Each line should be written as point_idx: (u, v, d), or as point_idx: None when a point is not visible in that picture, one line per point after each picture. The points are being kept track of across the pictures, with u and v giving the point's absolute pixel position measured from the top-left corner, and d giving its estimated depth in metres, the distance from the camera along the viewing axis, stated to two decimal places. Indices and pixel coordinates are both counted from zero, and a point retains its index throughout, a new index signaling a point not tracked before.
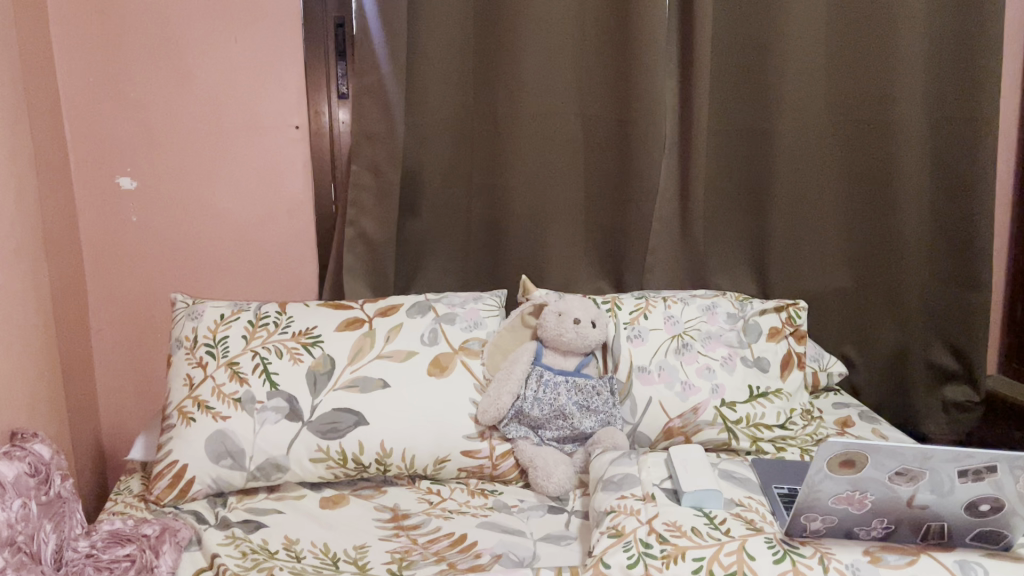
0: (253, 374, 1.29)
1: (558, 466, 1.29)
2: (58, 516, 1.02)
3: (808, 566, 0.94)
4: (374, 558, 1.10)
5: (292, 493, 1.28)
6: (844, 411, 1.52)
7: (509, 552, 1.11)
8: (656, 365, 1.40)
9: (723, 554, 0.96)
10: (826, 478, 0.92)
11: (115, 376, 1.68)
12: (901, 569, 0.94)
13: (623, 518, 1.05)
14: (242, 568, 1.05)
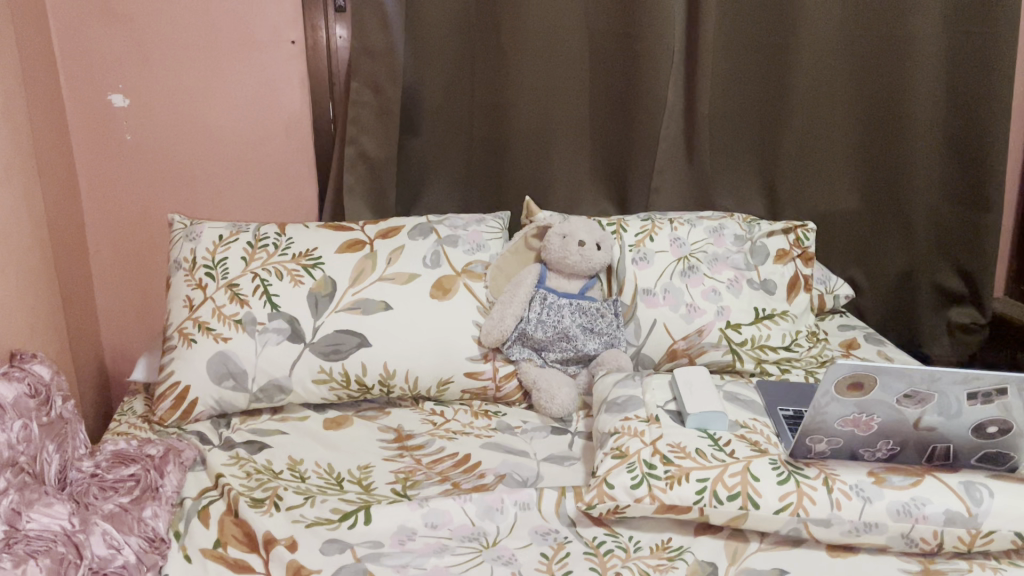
0: (253, 296, 1.27)
1: (562, 388, 1.28)
2: (61, 437, 1.02)
3: (813, 487, 0.95)
4: (378, 478, 1.10)
5: (296, 415, 1.28)
6: (850, 333, 1.51)
7: (513, 472, 1.12)
8: (661, 288, 1.38)
9: (727, 475, 0.96)
10: (832, 401, 0.91)
11: (115, 298, 1.67)
12: (906, 491, 0.94)
13: (627, 439, 1.04)
14: (247, 487, 1.06)
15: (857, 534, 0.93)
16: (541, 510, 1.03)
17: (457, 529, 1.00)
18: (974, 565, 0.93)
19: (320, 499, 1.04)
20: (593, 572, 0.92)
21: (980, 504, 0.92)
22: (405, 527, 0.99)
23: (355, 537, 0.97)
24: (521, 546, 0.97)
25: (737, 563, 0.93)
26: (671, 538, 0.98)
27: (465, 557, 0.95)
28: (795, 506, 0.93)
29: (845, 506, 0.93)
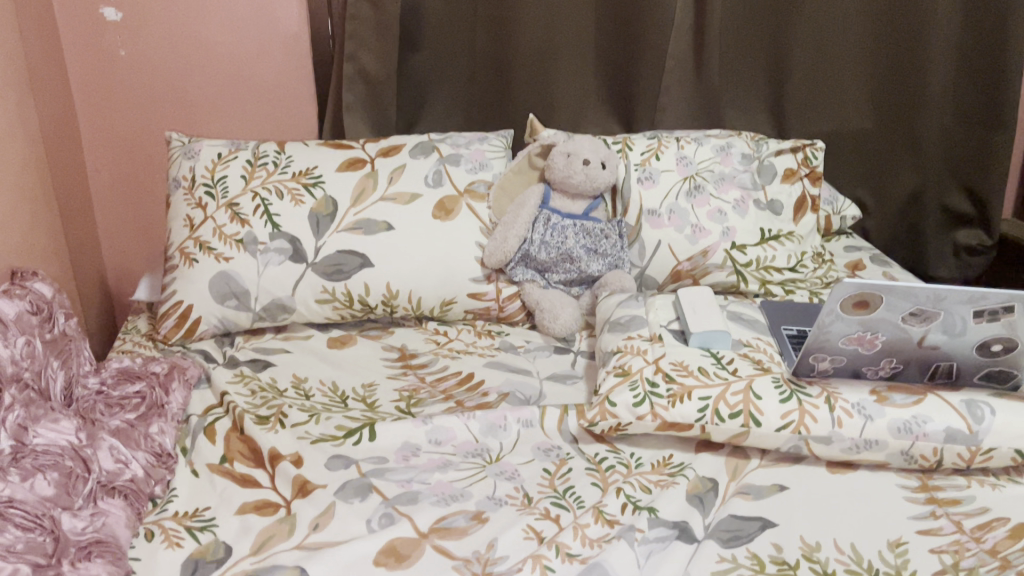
0: (254, 216, 1.26)
1: (565, 308, 1.28)
2: (65, 354, 1.01)
3: (814, 405, 0.95)
4: (382, 396, 1.11)
5: (300, 334, 1.28)
6: (856, 254, 1.50)
7: (516, 390, 1.13)
8: (666, 208, 1.36)
9: (729, 393, 0.97)
10: (837, 319, 0.91)
11: (117, 218, 1.66)
12: (907, 409, 0.94)
13: (629, 358, 1.04)
14: (252, 405, 1.06)
15: (856, 451, 0.94)
16: (543, 427, 1.04)
17: (461, 446, 1.01)
18: (972, 481, 0.94)
19: (325, 417, 1.05)
20: (594, 488, 0.93)
21: (981, 422, 0.92)
22: (409, 443, 1.00)
23: (359, 454, 0.98)
24: (523, 462, 0.98)
25: (737, 480, 0.94)
26: (672, 455, 0.99)
27: (468, 472, 0.96)
28: (797, 424, 0.94)
29: (846, 425, 0.93)
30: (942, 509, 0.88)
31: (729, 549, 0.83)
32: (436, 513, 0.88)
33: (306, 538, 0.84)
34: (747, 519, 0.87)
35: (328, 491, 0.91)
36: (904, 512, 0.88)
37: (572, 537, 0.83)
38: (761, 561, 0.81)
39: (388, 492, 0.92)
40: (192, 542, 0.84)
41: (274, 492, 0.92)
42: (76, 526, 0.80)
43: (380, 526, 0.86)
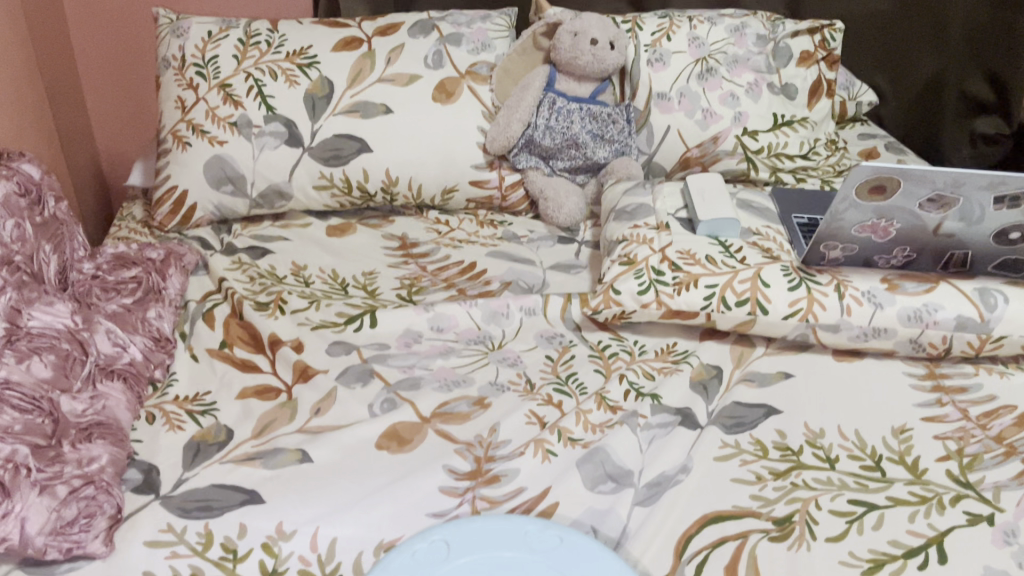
0: (247, 97, 1.21)
1: (569, 197, 1.25)
2: (58, 238, 0.98)
3: (824, 294, 0.93)
4: (383, 284, 1.09)
5: (298, 222, 1.25)
6: (870, 143, 1.46)
7: (519, 280, 1.11)
8: (676, 92, 1.30)
9: (737, 282, 0.94)
10: (851, 207, 0.88)
11: (107, 103, 1.60)
12: (918, 297, 0.92)
13: (635, 246, 1.01)
14: (251, 292, 1.05)
15: (864, 340, 0.93)
16: (547, 316, 1.02)
17: (463, 333, 1.00)
18: (980, 369, 0.93)
19: (325, 304, 1.03)
20: (597, 375, 0.92)
21: (994, 310, 0.90)
22: (411, 331, 0.99)
23: (360, 341, 0.97)
24: (526, 350, 0.97)
25: (741, 368, 0.93)
26: (676, 343, 0.98)
27: (470, 359, 0.95)
28: (805, 313, 0.92)
29: (855, 313, 0.92)
30: (948, 396, 0.88)
31: (732, 435, 0.82)
32: (439, 399, 0.88)
33: (308, 422, 0.84)
34: (750, 406, 0.86)
35: (330, 377, 0.90)
36: (910, 400, 0.87)
37: (574, 423, 0.83)
38: (764, 447, 0.81)
39: (390, 378, 0.91)
40: (193, 425, 0.83)
41: (275, 377, 0.91)
42: (75, 408, 0.79)
43: (382, 411, 0.86)
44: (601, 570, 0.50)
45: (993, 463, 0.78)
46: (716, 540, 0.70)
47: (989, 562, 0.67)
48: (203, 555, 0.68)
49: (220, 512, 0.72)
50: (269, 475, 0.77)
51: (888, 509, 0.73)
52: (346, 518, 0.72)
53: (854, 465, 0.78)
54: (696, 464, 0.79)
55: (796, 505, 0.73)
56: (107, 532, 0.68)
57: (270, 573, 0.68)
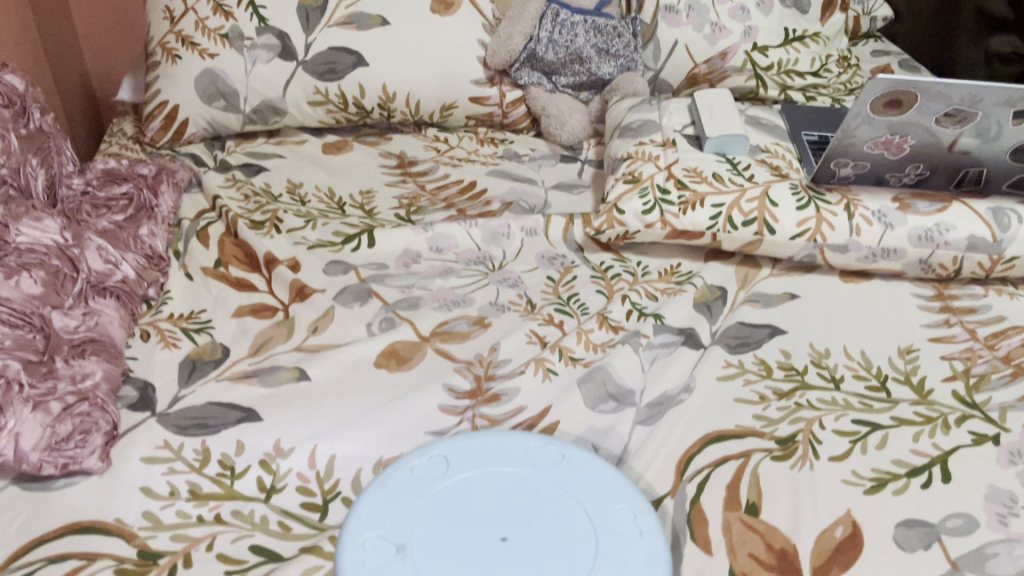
0: (238, 8, 1.16)
1: (573, 114, 1.21)
2: (45, 151, 0.95)
3: (833, 213, 0.90)
4: (381, 203, 1.07)
5: (293, 139, 1.22)
6: (883, 60, 1.41)
7: (520, 201, 1.08)
8: (684, 5, 1.25)
9: (744, 201, 0.92)
10: (864, 123, 0.85)
11: (94, 15, 1.55)
12: (930, 217, 0.89)
13: (640, 164, 0.98)
14: (245, 210, 1.03)
15: (873, 260, 0.91)
16: (548, 236, 1.00)
17: (463, 254, 0.98)
18: (990, 291, 0.91)
19: (322, 223, 1.01)
20: (599, 295, 0.90)
21: (1007, 230, 0.88)
22: (409, 250, 0.97)
23: (358, 260, 0.95)
24: (527, 271, 0.95)
25: (746, 288, 0.92)
26: (680, 264, 0.96)
27: (470, 280, 0.93)
28: (813, 233, 0.90)
29: (864, 233, 0.90)
30: (957, 317, 0.86)
31: (736, 356, 0.81)
32: (438, 319, 0.86)
33: (306, 340, 0.83)
34: (755, 327, 0.85)
35: (327, 296, 0.89)
36: (917, 321, 0.86)
37: (576, 342, 0.82)
38: (769, 368, 0.79)
39: (388, 298, 0.89)
40: (188, 343, 0.82)
41: (271, 296, 0.89)
42: (68, 325, 0.78)
43: (381, 330, 0.85)
44: (603, 484, 0.48)
45: (1000, 384, 0.77)
46: (719, 459, 0.69)
47: (993, 481, 0.67)
48: (201, 472, 0.68)
49: (217, 430, 0.72)
50: (266, 393, 0.76)
51: (892, 430, 0.72)
52: (345, 436, 0.71)
53: (859, 385, 0.77)
54: (699, 384, 0.77)
55: (799, 425, 0.72)
56: (102, 448, 0.68)
57: (269, 490, 0.67)
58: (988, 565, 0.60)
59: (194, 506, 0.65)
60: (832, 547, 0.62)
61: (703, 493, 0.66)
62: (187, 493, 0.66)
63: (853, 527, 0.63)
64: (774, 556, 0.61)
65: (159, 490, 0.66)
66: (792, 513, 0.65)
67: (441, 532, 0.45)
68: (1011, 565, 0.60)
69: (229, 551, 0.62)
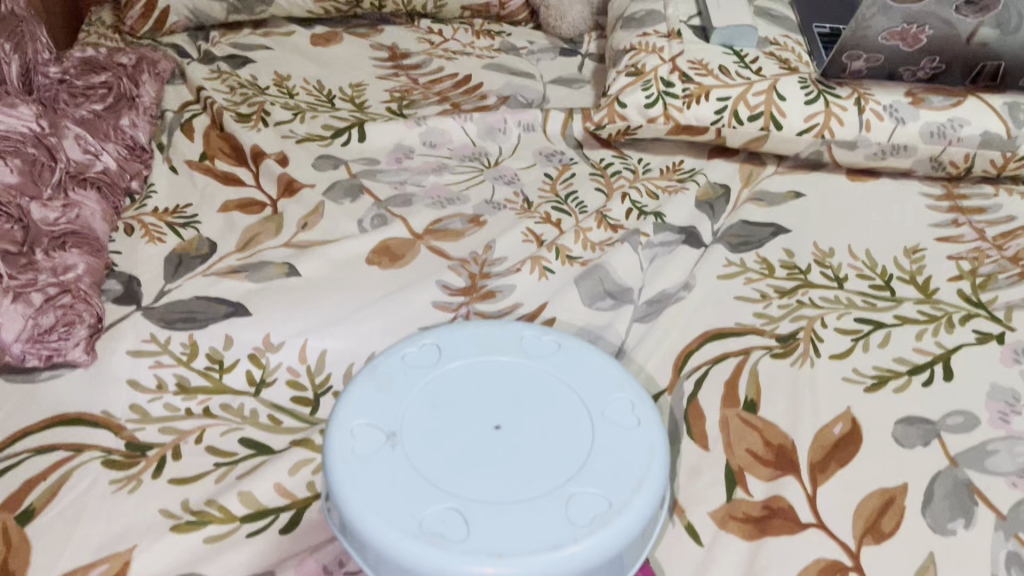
0: None
1: (574, 5, 1.16)
2: (18, 36, 0.88)
3: (842, 108, 0.87)
4: (372, 97, 1.03)
5: (280, 30, 1.16)
6: None
7: (517, 95, 1.04)
8: None
9: (751, 94, 0.88)
10: (879, 12, 0.81)
11: None
12: (944, 112, 0.86)
13: (644, 57, 0.94)
14: (231, 103, 0.99)
15: (881, 157, 0.88)
16: (547, 132, 0.97)
17: (457, 150, 0.94)
18: (1000, 190, 0.88)
19: (311, 116, 0.97)
20: (598, 193, 0.88)
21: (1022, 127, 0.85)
22: (402, 145, 0.94)
23: (350, 155, 0.92)
24: (524, 167, 0.92)
25: (751, 186, 0.89)
26: (682, 161, 0.93)
27: (465, 176, 0.90)
28: (821, 129, 0.87)
29: (874, 129, 0.86)
30: (966, 217, 0.84)
31: (737, 254, 0.79)
32: (432, 215, 0.83)
33: (295, 236, 0.80)
34: (758, 226, 0.82)
35: (317, 191, 0.86)
36: (925, 220, 0.83)
37: (573, 241, 0.79)
38: (771, 266, 0.77)
39: (380, 194, 0.87)
40: (174, 238, 0.80)
41: (259, 191, 0.86)
42: (48, 217, 0.75)
43: (372, 227, 0.82)
44: (600, 375, 0.46)
45: (1007, 284, 0.75)
46: (718, 356, 0.68)
47: (996, 379, 0.66)
48: (189, 366, 0.66)
49: (204, 324, 0.70)
50: (255, 288, 0.74)
51: (895, 328, 0.70)
52: (336, 331, 0.69)
53: (863, 284, 0.75)
54: (699, 282, 0.75)
55: (801, 323, 0.71)
56: (87, 341, 0.66)
57: (258, 384, 0.66)
58: (988, 463, 0.59)
59: (182, 399, 0.64)
60: (831, 443, 0.61)
61: (701, 390, 0.65)
62: (175, 387, 0.65)
63: (852, 424, 0.62)
64: (771, 452, 0.60)
65: (146, 384, 0.65)
66: (791, 409, 0.63)
67: (432, 420, 0.43)
68: (1011, 463, 0.59)
69: (219, 443, 0.61)
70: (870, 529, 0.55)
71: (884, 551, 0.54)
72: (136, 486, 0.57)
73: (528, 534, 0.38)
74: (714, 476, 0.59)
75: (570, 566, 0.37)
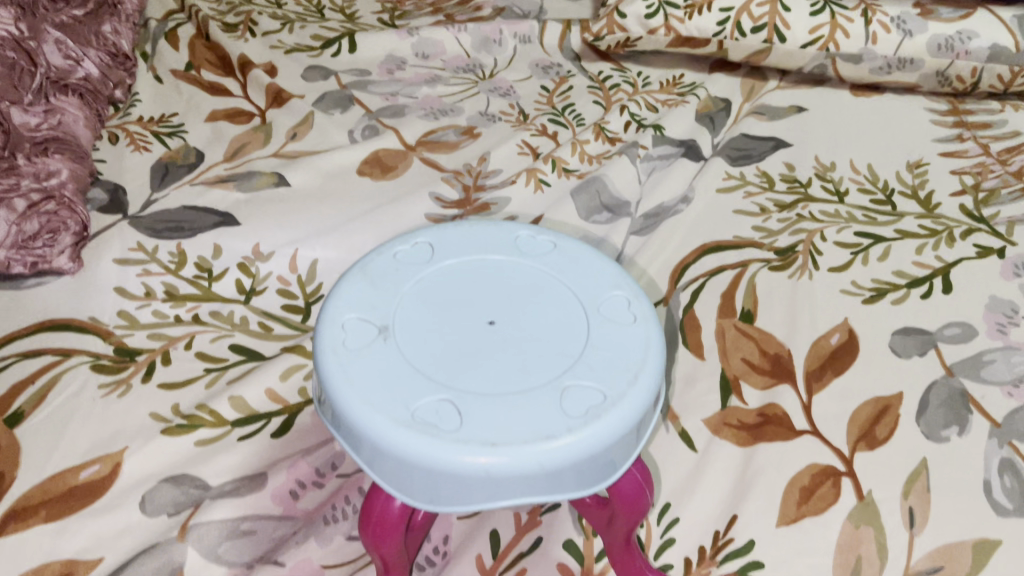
0: None
1: None
2: None
3: (849, 20, 0.83)
4: (363, 8, 0.99)
5: None
6: None
7: (513, 7, 1.00)
8: None
9: (755, 4, 0.84)
10: None
11: None
12: (952, 24, 0.83)
13: None
14: (217, 12, 0.95)
15: (886, 71, 0.86)
16: (543, 44, 0.94)
17: (451, 61, 0.92)
18: (1006, 106, 0.86)
19: (299, 26, 0.94)
20: (596, 106, 0.85)
21: None
22: (394, 57, 0.91)
23: (340, 66, 0.89)
24: (519, 79, 0.90)
25: (751, 101, 0.87)
26: (683, 75, 0.90)
27: (458, 88, 0.87)
28: (826, 41, 0.84)
29: (880, 41, 0.84)
30: (970, 132, 0.82)
31: (737, 168, 0.77)
32: (424, 126, 0.81)
33: (285, 147, 0.79)
34: (758, 139, 0.81)
35: (306, 102, 0.84)
36: (929, 135, 0.82)
37: (570, 153, 0.77)
38: (771, 180, 0.76)
39: (371, 105, 0.84)
40: (160, 147, 0.78)
41: (247, 101, 0.84)
42: (29, 122, 0.70)
43: (363, 138, 0.80)
44: (597, 273, 0.45)
45: (1010, 199, 0.73)
46: (714, 269, 0.67)
47: (994, 292, 0.64)
48: (177, 274, 0.65)
49: (192, 232, 0.68)
50: (244, 197, 0.72)
51: (895, 242, 0.69)
52: (327, 240, 0.68)
53: (864, 199, 0.74)
54: (698, 195, 0.74)
55: (800, 236, 0.70)
56: (73, 249, 0.65)
57: (248, 292, 0.65)
58: (984, 372, 0.59)
59: (171, 307, 0.63)
60: (828, 353, 0.60)
61: (697, 302, 0.64)
62: (164, 295, 0.64)
63: (850, 335, 0.62)
64: (767, 361, 0.60)
65: (134, 291, 0.64)
66: (788, 320, 0.63)
67: (425, 316, 0.42)
68: (1008, 372, 0.59)
69: (209, 350, 0.60)
70: (864, 436, 0.55)
71: (878, 457, 0.54)
72: (126, 391, 0.56)
73: (522, 425, 0.37)
74: (709, 385, 0.59)
75: (564, 456, 0.37)
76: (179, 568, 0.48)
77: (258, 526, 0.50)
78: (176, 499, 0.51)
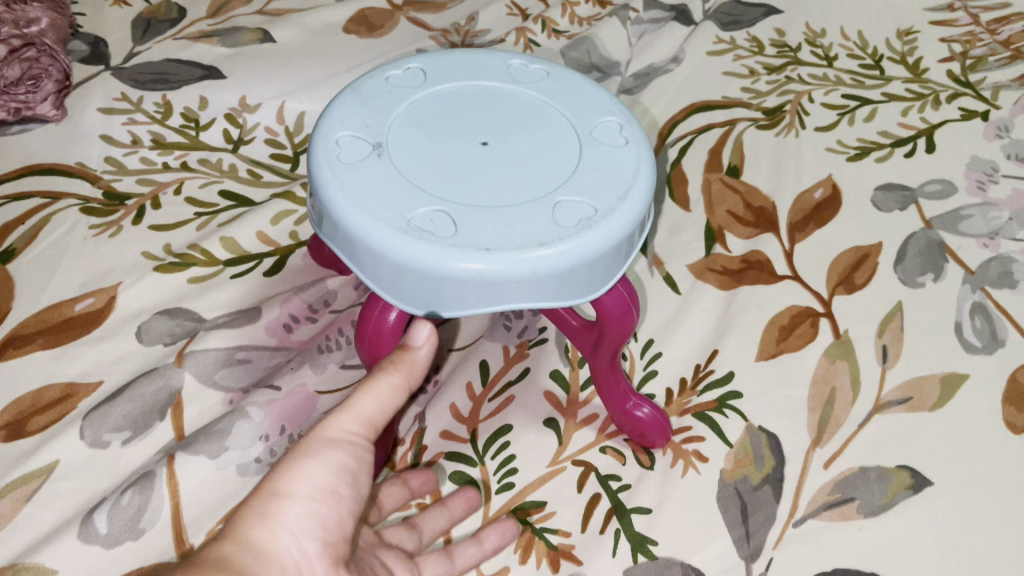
0: None
1: None
2: None
3: None
4: None
5: None
6: None
7: None
8: None
9: None
10: None
11: None
12: None
13: None
14: None
15: None
16: None
17: None
18: None
19: None
20: None
21: None
22: None
23: None
24: None
25: None
26: None
27: None
28: None
29: None
30: (961, 3, 0.81)
31: (728, 32, 0.77)
32: None
33: (268, 5, 0.77)
34: (750, 5, 0.80)
35: None
36: (920, 5, 0.81)
37: (560, 14, 0.77)
38: (761, 44, 0.76)
39: None
40: (141, 2, 0.75)
41: None
42: None
43: None
44: (589, 100, 0.45)
45: (997, 66, 0.73)
46: (703, 127, 0.68)
47: (976, 152, 0.64)
48: (163, 124, 0.65)
49: (178, 83, 0.67)
50: (229, 52, 0.70)
51: (881, 105, 0.69)
52: (315, 94, 0.68)
53: (852, 64, 0.74)
54: (688, 56, 0.74)
55: (788, 98, 0.70)
56: (56, 96, 0.63)
57: (236, 142, 0.65)
58: (961, 225, 0.59)
59: (158, 154, 0.63)
60: (810, 206, 0.61)
61: (685, 157, 0.66)
62: (151, 143, 0.64)
63: (833, 190, 0.63)
64: (751, 213, 0.61)
65: (120, 139, 0.64)
66: (773, 175, 0.64)
67: (419, 135, 0.42)
68: (985, 225, 0.59)
69: (198, 195, 0.60)
70: (843, 281, 0.57)
71: (855, 301, 0.56)
72: (117, 232, 0.57)
73: (516, 233, 0.38)
74: (694, 234, 0.61)
75: (557, 263, 0.38)
76: (177, 391, 0.49)
77: (254, 356, 0.51)
78: (172, 330, 0.52)
